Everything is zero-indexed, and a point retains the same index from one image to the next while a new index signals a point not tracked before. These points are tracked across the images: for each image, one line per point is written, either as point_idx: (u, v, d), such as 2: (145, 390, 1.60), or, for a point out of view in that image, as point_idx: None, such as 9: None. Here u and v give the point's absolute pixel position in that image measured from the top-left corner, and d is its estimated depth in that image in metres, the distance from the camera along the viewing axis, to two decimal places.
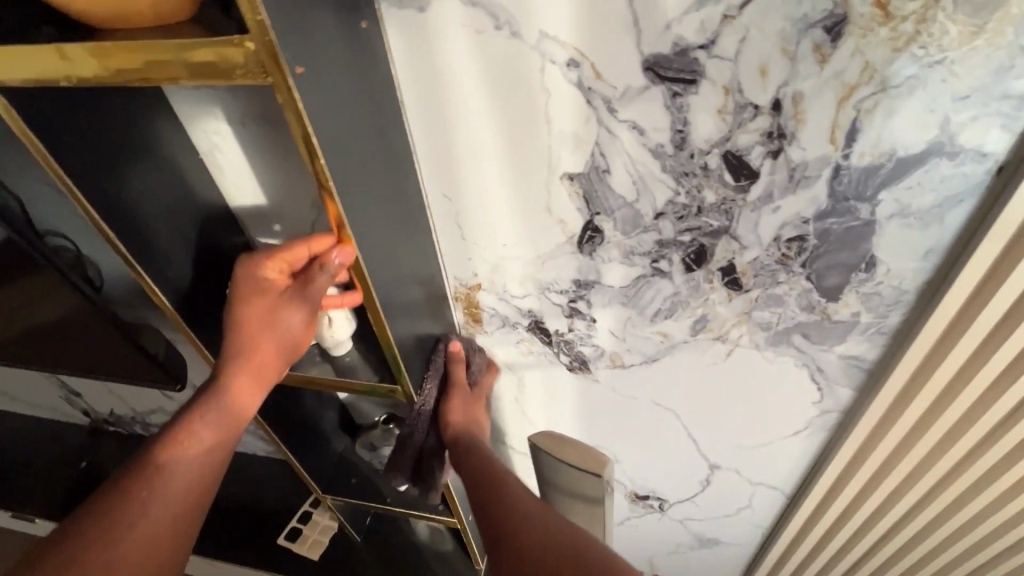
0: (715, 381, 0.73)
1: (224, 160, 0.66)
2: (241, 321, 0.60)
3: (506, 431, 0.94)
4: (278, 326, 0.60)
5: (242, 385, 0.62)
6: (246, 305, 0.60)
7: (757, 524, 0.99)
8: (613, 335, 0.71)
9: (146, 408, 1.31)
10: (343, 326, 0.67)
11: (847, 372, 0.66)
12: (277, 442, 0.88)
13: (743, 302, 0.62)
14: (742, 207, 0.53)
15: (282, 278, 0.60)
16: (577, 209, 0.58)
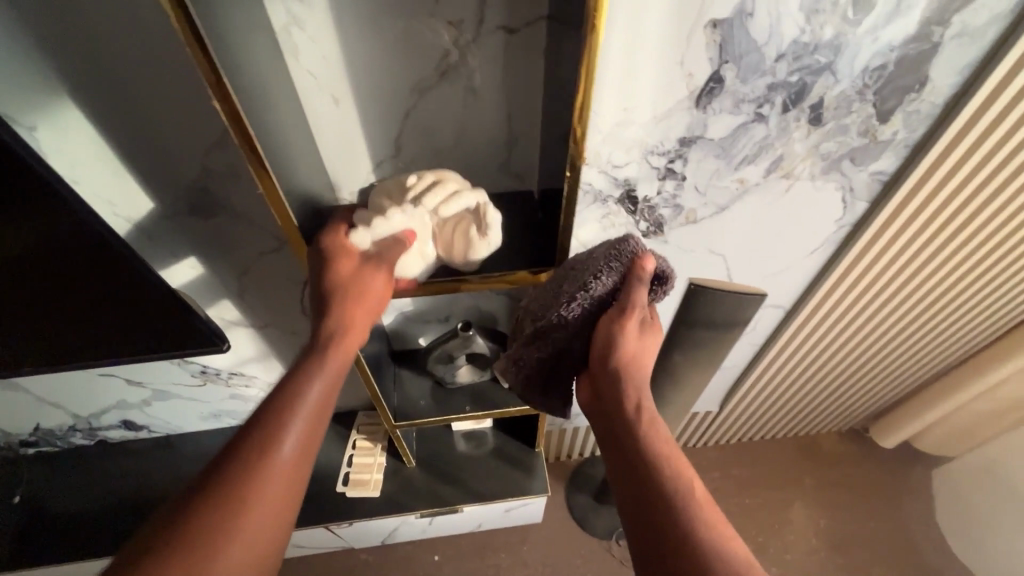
0: (767, 218, 0.85)
1: (303, 40, 0.53)
2: (340, 298, 0.59)
3: None
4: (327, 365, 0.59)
5: (330, 368, 0.59)
6: (326, 269, 0.58)
7: (751, 345, 1.22)
8: (696, 190, 0.78)
9: (96, 408, 1.06)
10: (497, 240, 0.60)
11: (870, 186, 0.82)
12: (360, 372, 0.81)
13: (817, 136, 0.72)
14: (850, 42, 0.61)
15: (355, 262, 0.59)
16: (709, 58, 0.61)
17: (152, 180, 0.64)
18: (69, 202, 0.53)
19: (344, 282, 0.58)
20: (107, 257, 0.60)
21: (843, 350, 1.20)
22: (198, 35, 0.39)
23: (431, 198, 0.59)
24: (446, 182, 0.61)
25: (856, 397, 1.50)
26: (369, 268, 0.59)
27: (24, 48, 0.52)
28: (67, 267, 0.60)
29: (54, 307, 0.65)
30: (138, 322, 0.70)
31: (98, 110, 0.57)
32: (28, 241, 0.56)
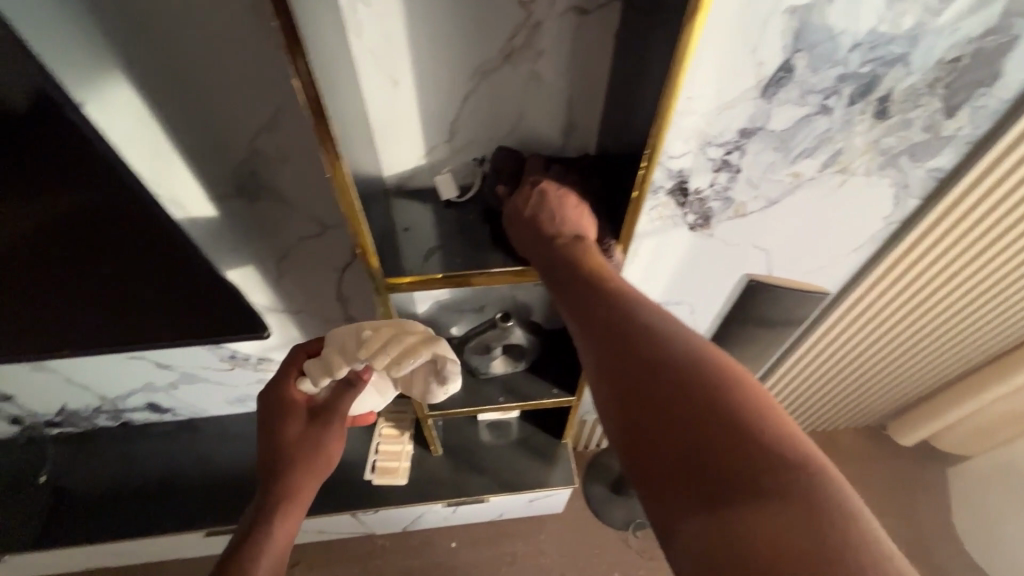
0: (816, 213, 0.83)
1: (367, 18, 0.51)
2: (298, 434, 0.66)
3: None
4: (278, 534, 0.62)
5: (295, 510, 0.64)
6: (281, 426, 0.66)
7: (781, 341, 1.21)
8: (749, 183, 0.76)
9: (123, 390, 1.05)
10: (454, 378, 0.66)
11: (925, 183, 0.80)
12: None
13: (880, 130, 0.70)
14: (928, 32, 0.59)
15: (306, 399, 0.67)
16: (782, 46, 0.58)
17: (198, 160, 0.62)
18: (115, 165, 0.51)
19: (299, 455, 0.65)
20: (150, 227, 0.58)
21: (873, 348, 1.19)
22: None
23: (382, 359, 0.60)
24: (400, 334, 0.62)
25: (878, 395, 1.49)
26: (321, 428, 0.66)
27: (77, 18, 0.49)
28: (112, 244, 0.58)
29: (96, 283, 0.63)
30: (179, 300, 0.68)
31: (150, 86, 0.55)
32: (74, 209, 0.54)
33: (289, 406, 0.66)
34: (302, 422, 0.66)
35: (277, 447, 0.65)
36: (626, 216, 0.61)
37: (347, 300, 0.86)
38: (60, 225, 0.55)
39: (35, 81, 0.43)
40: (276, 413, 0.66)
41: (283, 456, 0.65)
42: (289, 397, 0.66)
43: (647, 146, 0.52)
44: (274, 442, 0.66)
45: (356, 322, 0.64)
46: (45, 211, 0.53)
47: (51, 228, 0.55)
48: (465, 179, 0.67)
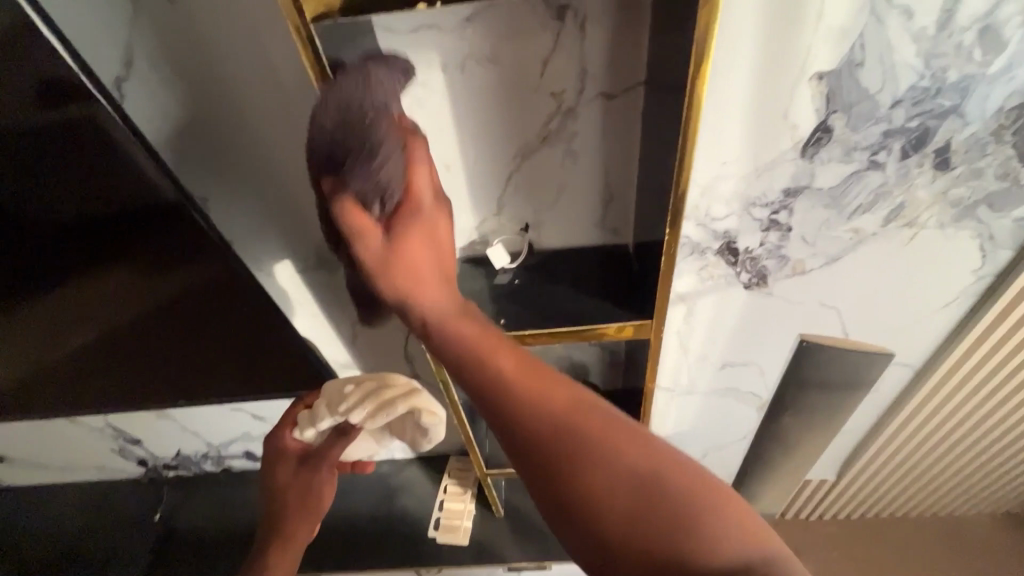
0: (889, 267, 0.78)
1: (422, 117, 0.60)
2: (289, 480, 0.70)
3: (671, 366, 0.97)
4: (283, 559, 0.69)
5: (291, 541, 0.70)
6: (275, 469, 0.71)
7: (871, 410, 1.10)
8: (805, 241, 0.74)
9: (225, 438, 1.19)
10: (439, 431, 0.68)
11: (1016, 233, 0.73)
12: (458, 414, 0.88)
13: (944, 181, 0.66)
14: (979, 83, 0.57)
15: (296, 444, 0.71)
16: (815, 109, 0.59)
17: (289, 239, 0.74)
18: (218, 246, 0.62)
19: (294, 496, 0.70)
20: (245, 293, 0.68)
21: (991, 418, 1.05)
22: None
23: (359, 412, 0.66)
24: (381, 378, 0.68)
25: (1012, 477, 1.28)
26: (311, 470, 0.71)
27: (207, 135, 0.63)
28: (211, 308, 0.70)
29: (203, 340, 0.75)
30: (266, 357, 0.78)
31: (255, 182, 0.68)
32: (190, 282, 0.66)
33: (276, 453, 0.71)
34: (293, 466, 0.71)
35: (273, 485, 0.71)
36: (657, 296, 0.62)
37: (412, 357, 0.93)
38: (170, 294, 0.67)
39: (166, 186, 0.56)
40: (272, 459, 0.71)
41: (277, 497, 0.70)
42: (283, 444, 0.71)
43: (670, 219, 0.55)
44: (269, 483, 0.71)
45: (345, 376, 0.70)
46: (162, 283, 0.66)
47: (171, 296, 0.68)
48: (513, 246, 0.73)
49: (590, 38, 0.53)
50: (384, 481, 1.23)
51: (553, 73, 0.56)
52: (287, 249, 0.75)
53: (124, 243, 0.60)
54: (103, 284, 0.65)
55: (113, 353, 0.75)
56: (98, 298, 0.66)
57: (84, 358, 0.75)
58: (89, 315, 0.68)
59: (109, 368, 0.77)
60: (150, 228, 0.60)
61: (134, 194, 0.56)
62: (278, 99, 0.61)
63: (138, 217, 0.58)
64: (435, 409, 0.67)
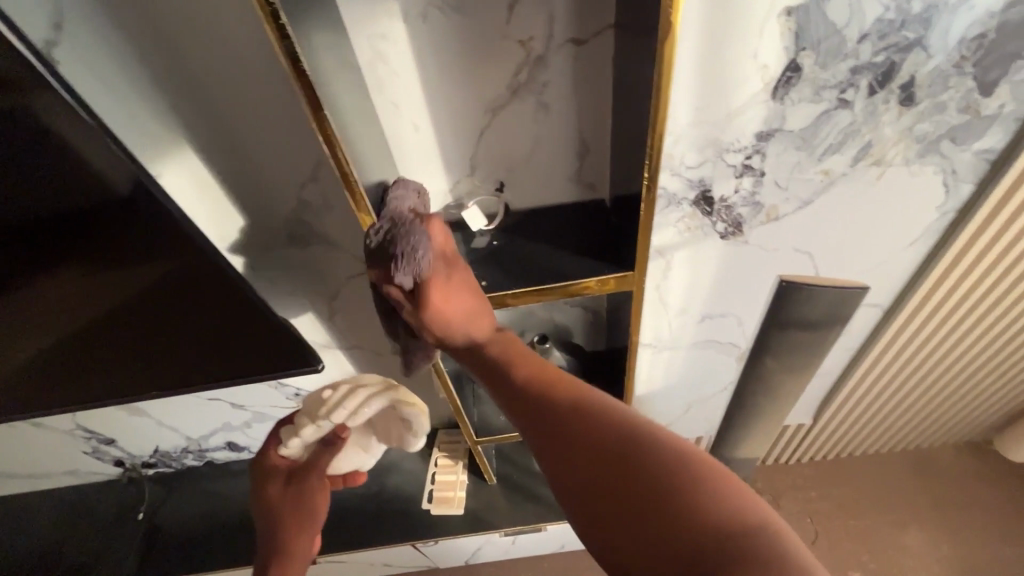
0: (859, 207, 0.80)
1: (386, 74, 0.57)
2: (281, 497, 0.68)
3: (651, 322, 0.98)
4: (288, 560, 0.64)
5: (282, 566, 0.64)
6: (263, 488, 0.69)
7: (843, 352, 1.14)
8: (777, 186, 0.75)
9: (204, 431, 1.15)
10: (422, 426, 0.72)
11: (976, 166, 0.75)
12: (443, 385, 0.87)
13: (909, 117, 0.68)
14: (942, 13, 0.57)
15: (284, 463, 0.71)
16: (784, 48, 0.59)
17: (254, 213, 0.71)
18: (179, 227, 0.59)
19: (285, 513, 0.67)
20: (213, 278, 0.65)
21: (954, 351, 1.10)
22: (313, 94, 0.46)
23: (338, 412, 0.68)
24: (356, 380, 0.71)
25: (972, 407, 1.36)
26: (301, 483, 0.69)
27: (154, 105, 0.59)
28: (185, 297, 0.67)
29: (178, 332, 0.72)
30: (242, 341, 0.75)
31: (212, 154, 0.64)
32: (153, 270, 0.63)
33: (263, 474, 0.70)
34: (282, 483, 0.69)
35: (261, 507, 0.68)
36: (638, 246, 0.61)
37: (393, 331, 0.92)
38: (139, 286, 0.64)
39: (121, 165, 0.52)
40: (259, 480, 0.70)
41: (267, 516, 0.67)
42: (271, 462, 0.71)
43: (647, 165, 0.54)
44: (258, 505, 0.69)
45: (320, 388, 0.72)
46: (129, 273, 0.62)
47: (138, 287, 0.64)
48: (489, 208, 0.71)
49: None
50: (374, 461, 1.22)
51: (520, 19, 0.54)
52: (252, 226, 0.72)
53: (75, 230, 0.56)
54: (60, 278, 0.60)
55: (79, 353, 0.71)
56: (55, 295, 0.62)
57: (47, 360, 0.71)
58: (49, 315, 0.64)
59: (75, 367, 0.73)
60: (108, 215, 0.56)
61: (88, 176, 0.52)
62: (229, 63, 0.57)
63: (84, 196, 0.54)
64: (413, 401, 0.71)
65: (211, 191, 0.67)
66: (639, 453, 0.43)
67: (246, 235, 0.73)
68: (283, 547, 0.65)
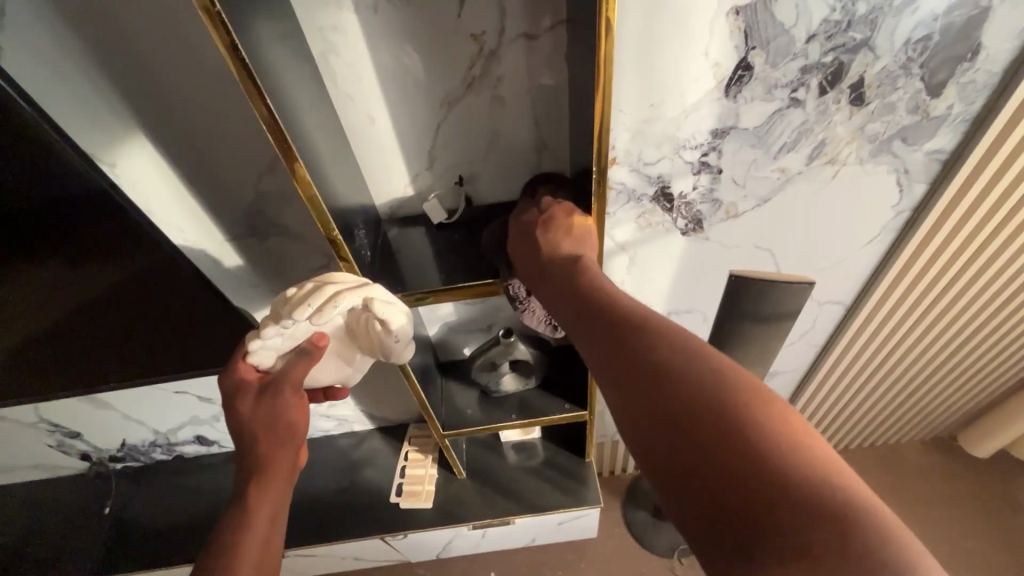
0: (816, 205, 0.81)
1: (339, 66, 0.57)
2: (254, 414, 0.62)
3: None
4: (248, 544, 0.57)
5: (269, 484, 0.60)
6: (232, 406, 0.62)
7: (809, 347, 1.16)
8: (735, 183, 0.76)
9: (173, 425, 1.15)
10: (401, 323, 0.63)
11: (927, 166, 0.77)
12: (408, 378, 0.88)
13: (861, 117, 0.69)
14: (887, 15, 0.59)
15: (253, 376, 0.64)
16: (734, 47, 0.60)
17: (212, 204, 0.70)
18: (142, 226, 0.60)
19: (260, 427, 0.61)
20: (179, 274, 0.67)
21: (916, 347, 1.13)
22: (266, 104, 0.46)
23: (302, 310, 0.60)
24: (325, 280, 0.62)
25: (937, 404, 1.39)
26: (275, 395, 0.62)
27: (104, 95, 0.59)
28: (154, 297, 0.69)
29: (147, 332, 0.73)
30: (206, 334, 0.76)
31: (166, 144, 0.64)
32: (119, 268, 0.64)
33: (232, 392, 0.63)
34: (254, 399, 0.62)
35: (236, 424, 0.62)
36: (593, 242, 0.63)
37: None
38: (110, 287, 0.66)
39: (84, 171, 0.54)
40: (227, 399, 0.63)
41: (243, 434, 0.61)
42: (238, 376, 0.63)
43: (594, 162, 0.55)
44: (231, 424, 0.62)
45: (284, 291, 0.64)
46: (99, 274, 0.64)
47: (107, 289, 0.66)
48: (449, 202, 0.72)
49: None
50: (346, 455, 1.22)
51: (471, 14, 0.54)
52: (210, 217, 0.72)
53: (45, 234, 0.58)
54: (29, 279, 0.62)
55: (50, 357, 0.73)
56: (24, 299, 0.64)
57: (20, 364, 0.72)
58: (20, 319, 0.66)
59: (44, 366, 0.74)
60: (77, 219, 0.58)
61: (55, 182, 0.55)
62: (179, 53, 0.56)
63: (56, 201, 0.56)
64: (391, 299, 0.62)
65: (167, 183, 0.67)
66: (699, 388, 0.37)
67: (205, 226, 0.73)
68: (268, 464, 0.61)
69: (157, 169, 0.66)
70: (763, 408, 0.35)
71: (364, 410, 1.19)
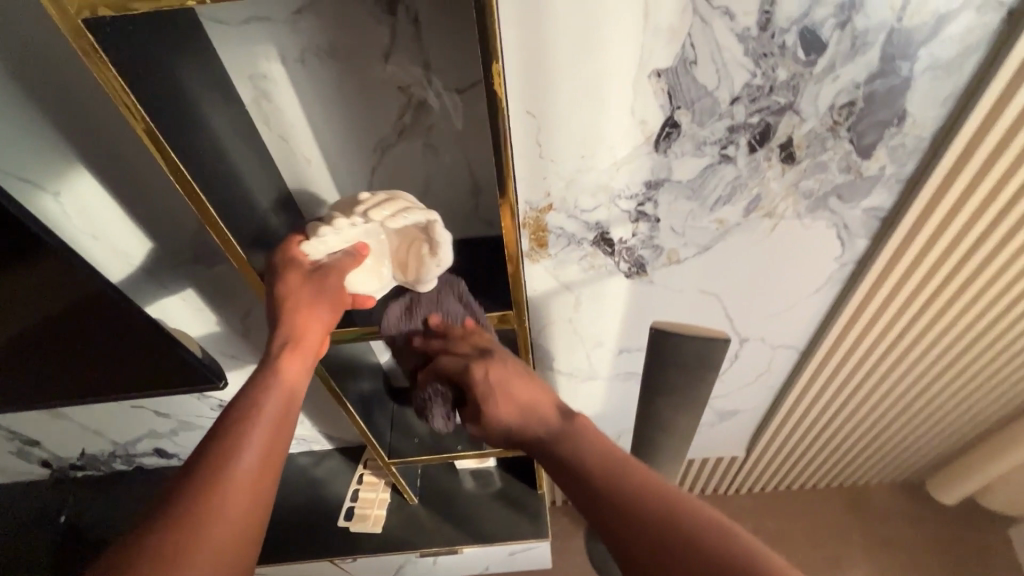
0: (758, 255, 0.82)
1: (271, 111, 0.59)
2: (293, 301, 0.61)
3: (569, 353, 1.00)
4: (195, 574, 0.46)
5: (289, 379, 0.60)
6: (277, 279, 0.60)
7: (767, 389, 1.16)
8: (674, 231, 0.77)
9: (131, 436, 1.16)
10: (447, 256, 0.64)
11: (866, 223, 0.78)
12: (347, 408, 0.91)
13: (793, 174, 0.70)
14: (808, 81, 0.60)
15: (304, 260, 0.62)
16: (659, 106, 0.61)
17: (156, 232, 0.72)
18: (68, 265, 0.60)
19: (298, 309, 0.61)
20: (108, 310, 0.66)
21: (872, 392, 1.13)
22: (179, 166, 0.51)
23: (377, 212, 0.60)
24: (397, 195, 0.61)
25: (901, 448, 1.38)
26: (322, 284, 0.61)
27: (47, 128, 0.61)
28: (91, 332, 0.69)
29: (85, 362, 0.73)
30: (141, 365, 0.75)
31: (109, 174, 0.66)
32: (42, 300, 0.64)
33: (275, 269, 0.61)
34: (297, 284, 0.61)
35: (275, 297, 0.60)
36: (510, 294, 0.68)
37: None
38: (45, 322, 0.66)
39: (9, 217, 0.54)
40: (269, 274, 0.61)
41: (278, 315, 0.60)
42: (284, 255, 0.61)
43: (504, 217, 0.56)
44: (270, 295, 0.61)
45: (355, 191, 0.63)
46: (32, 309, 0.64)
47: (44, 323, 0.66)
48: None
49: (425, 34, 0.53)
50: (302, 475, 1.23)
51: (396, 68, 0.56)
52: (155, 245, 0.74)
53: None
54: None
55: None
56: None
57: None
58: None
59: None
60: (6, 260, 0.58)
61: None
62: None
63: None
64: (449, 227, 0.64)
65: (111, 210, 0.69)
66: (684, 528, 0.43)
67: (151, 253, 0.75)
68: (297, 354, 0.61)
69: (102, 197, 0.68)
70: (733, 538, 0.42)
71: (322, 431, 1.20)
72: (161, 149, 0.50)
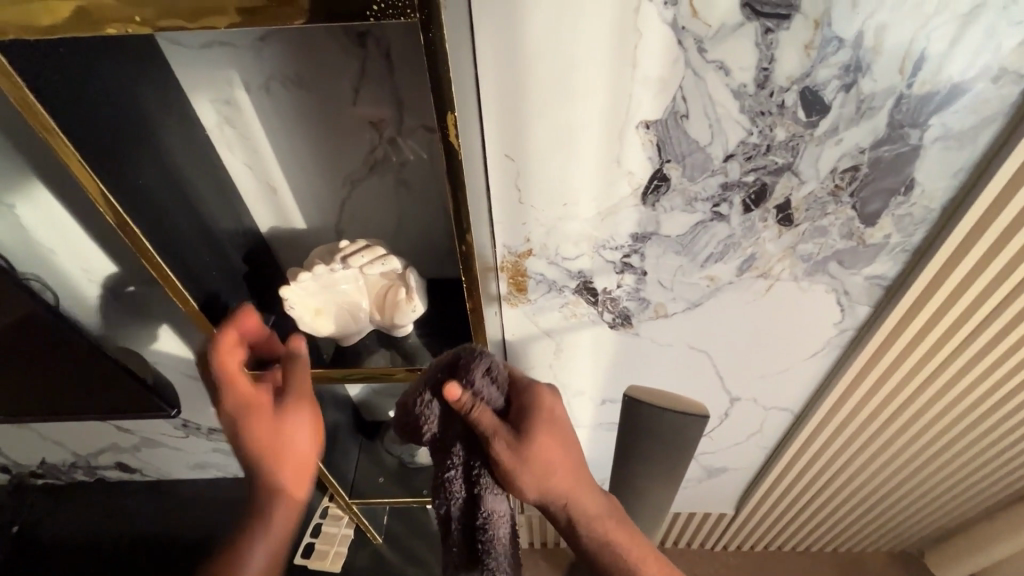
0: (752, 314, 0.77)
1: (235, 137, 0.56)
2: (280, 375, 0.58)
3: None
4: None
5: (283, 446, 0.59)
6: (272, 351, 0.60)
7: (759, 449, 1.10)
8: (661, 285, 0.72)
9: (93, 448, 1.12)
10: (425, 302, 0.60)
11: (869, 291, 0.73)
12: None
13: (791, 237, 0.66)
14: (809, 143, 0.56)
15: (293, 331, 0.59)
16: (647, 158, 0.57)
17: (116, 251, 0.69)
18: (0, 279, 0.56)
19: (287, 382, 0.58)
20: (45, 327, 0.62)
21: (869, 460, 1.06)
22: (108, 197, 0.46)
23: (358, 259, 0.58)
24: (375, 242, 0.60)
25: (899, 519, 1.30)
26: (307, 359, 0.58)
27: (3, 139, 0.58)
28: (27, 347, 0.65)
29: (25, 378, 0.69)
30: (91, 392, 0.71)
31: (66, 190, 0.63)
32: None
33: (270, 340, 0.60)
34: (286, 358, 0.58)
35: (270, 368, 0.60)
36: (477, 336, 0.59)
37: None
38: None
39: None
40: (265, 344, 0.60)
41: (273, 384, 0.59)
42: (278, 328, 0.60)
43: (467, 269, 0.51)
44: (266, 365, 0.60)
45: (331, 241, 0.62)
46: None
47: None
48: None
49: (397, 70, 0.50)
50: None
51: (366, 102, 0.53)
52: (115, 263, 0.70)
53: None
54: None
55: None
56: None
57: None
58: None
59: None
60: None
61: None
62: None
63: None
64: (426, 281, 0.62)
65: (68, 227, 0.66)
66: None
67: (110, 271, 0.71)
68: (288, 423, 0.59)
69: (58, 213, 0.64)
70: None
71: None
72: (88, 179, 0.45)
